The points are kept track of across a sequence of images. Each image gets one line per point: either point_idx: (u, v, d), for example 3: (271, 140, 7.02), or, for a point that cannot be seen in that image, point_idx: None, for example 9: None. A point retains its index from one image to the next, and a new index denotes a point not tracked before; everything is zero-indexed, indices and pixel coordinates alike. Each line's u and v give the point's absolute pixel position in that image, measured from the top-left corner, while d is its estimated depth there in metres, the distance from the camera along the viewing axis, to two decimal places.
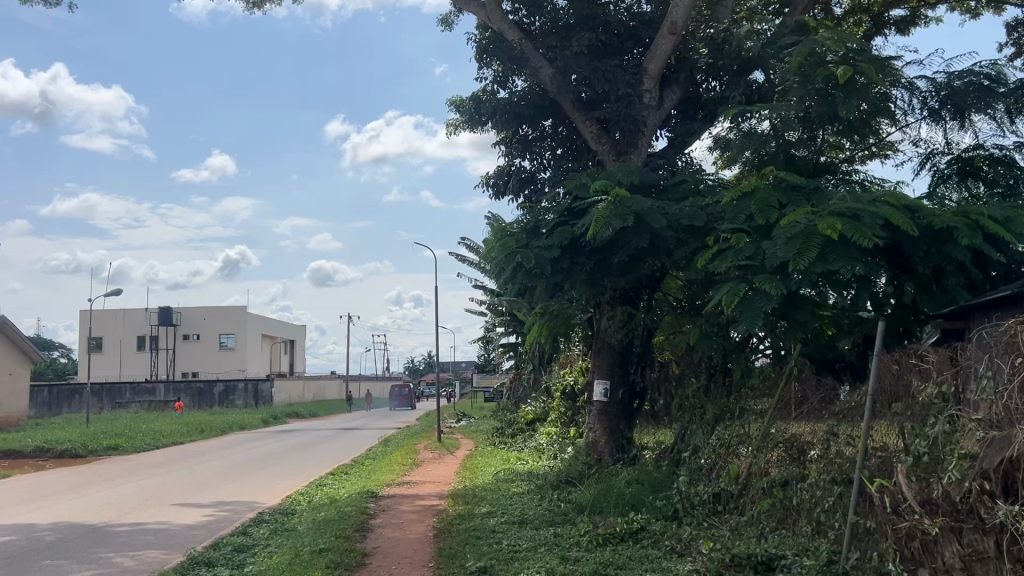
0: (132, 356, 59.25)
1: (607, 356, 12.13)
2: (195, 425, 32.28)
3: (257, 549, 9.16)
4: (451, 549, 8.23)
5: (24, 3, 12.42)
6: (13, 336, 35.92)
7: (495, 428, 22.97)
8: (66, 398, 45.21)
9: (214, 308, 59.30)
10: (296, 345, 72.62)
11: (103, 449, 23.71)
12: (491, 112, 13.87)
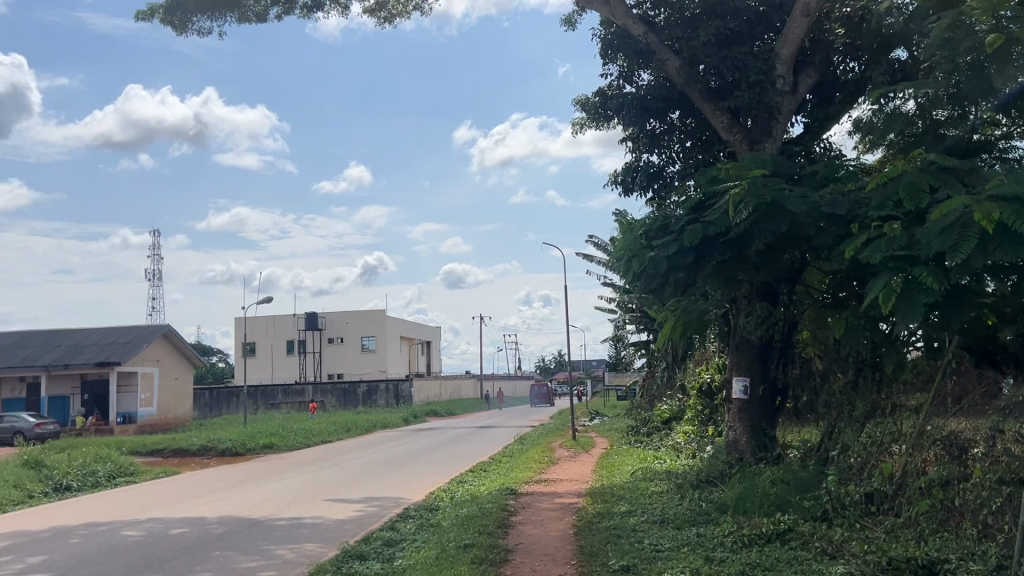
0: (282, 359, 62.59)
1: (746, 351, 11.81)
2: (342, 424, 33.70)
3: (404, 543, 9.51)
4: (592, 548, 8.25)
5: (179, 34, 13.34)
6: (177, 342, 38.74)
7: (630, 426, 22.77)
8: (225, 399, 48.28)
9: (355, 312, 61.80)
10: (432, 346, 74.58)
11: (260, 447, 25.23)
12: (617, 108, 13.83)
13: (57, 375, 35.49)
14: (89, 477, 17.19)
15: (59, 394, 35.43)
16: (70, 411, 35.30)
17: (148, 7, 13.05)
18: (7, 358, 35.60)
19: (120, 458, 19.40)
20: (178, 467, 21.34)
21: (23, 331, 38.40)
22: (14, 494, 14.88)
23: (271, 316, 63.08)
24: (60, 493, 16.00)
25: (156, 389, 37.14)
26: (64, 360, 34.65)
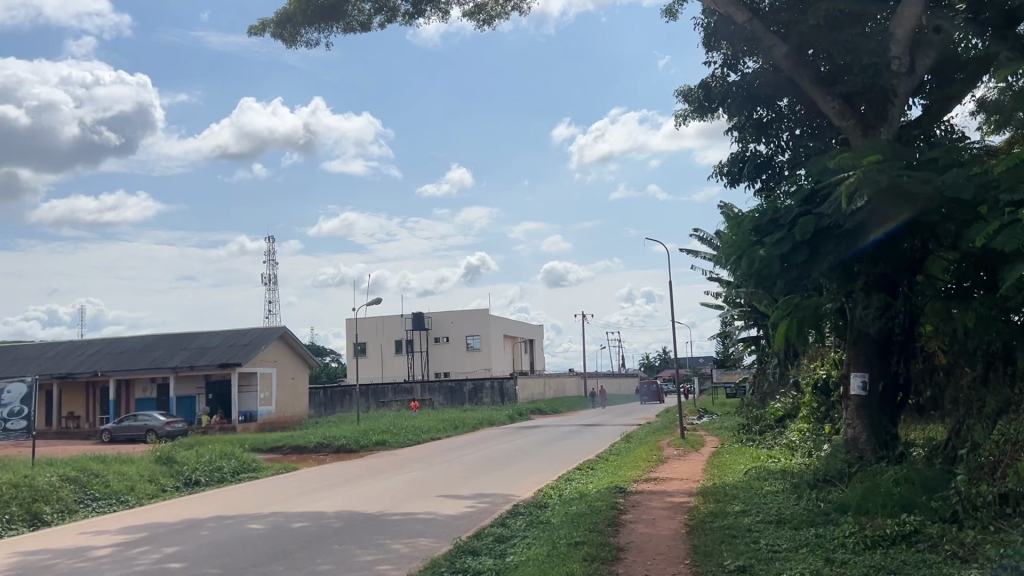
0: (391, 359, 64.19)
1: (865, 345, 11.31)
2: (450, 421, 34.29)
3: (516, 540, 9.60)
4: (706, 548, 8.11)
5: (289, 47, 13.84)
6: (293, 344, 40.33)
7: (741, 424, 22.24)
8: (338, 398, 49.92)
9: (460, 311, 62.76)
10: (536, 345, 74.93)
11: (372, 444, 25.97)
12: (722, 98, 13.54)
13: (184, 376, 37.51)
14: (215, 473, 18.09)
15: (187, 393, 37.45)
16: (197, 410, 37.25)
17: (260, 23, 13.59)
18: (139, 360, 37.89)
19: (243, 454, 20.36)
20: (296, 464, 22.19)
21: (154, 334, 40.81)
22: (150, 488, 15.84)
23: (379, 317, 64.81)
24: (190, 488, 16.93)
25: (275, 388, 38.75)
26: (190, 361, 36.60)
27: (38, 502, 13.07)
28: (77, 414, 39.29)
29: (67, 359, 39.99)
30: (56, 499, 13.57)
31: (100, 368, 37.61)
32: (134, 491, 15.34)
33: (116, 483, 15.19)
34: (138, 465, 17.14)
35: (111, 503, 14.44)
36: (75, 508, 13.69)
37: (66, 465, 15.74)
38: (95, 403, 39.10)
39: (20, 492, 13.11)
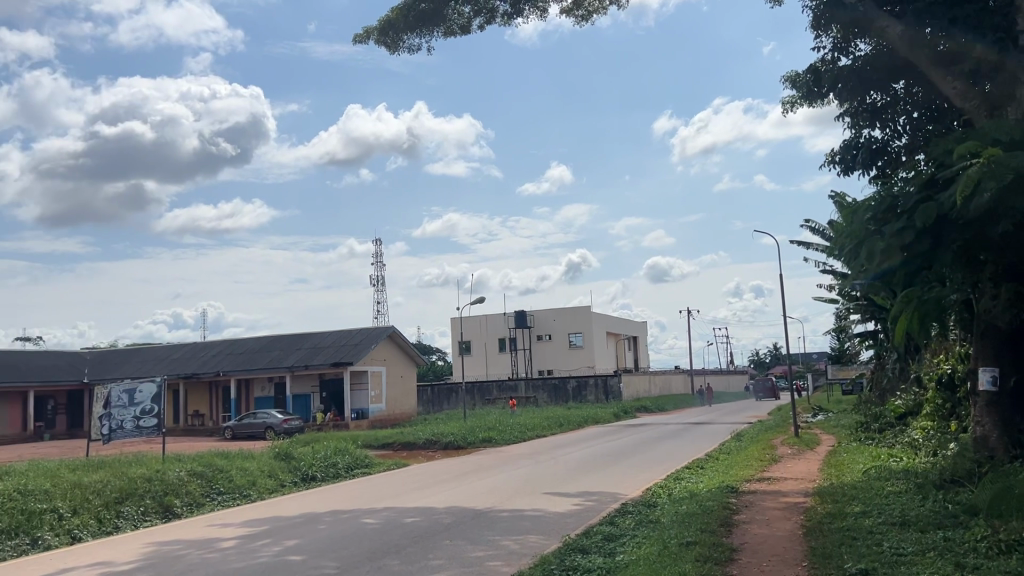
0: (496, 357, 64.79)
1: (993, 338, 10.66)
2: (555, 419, 34.33)
3: (625, 539, 9.51)
4: (825, 549, 7.84)
5: (392, 53, 14.15)
6: (401, 342, 41.32)
7: (859, 423, 21.31)
8: (445, 396, 50.78)
9: (563, 309, 62.72)
10: (640, 341, 74.19)
11: (479, 441, 26.31)
12: (832, 83, 13.07)
13: (299, 375, 38.98)
14: (331, 469, 18.72)
15: (302, 392, 38.91)
16: (312, 407, 38.64)
17: (364, 31, 13.95)
18: (257, 360, 39.62)
19: (355, 450, 20.97)
20: (407, 460, 22.71)
21: (270, 335, 42.60)
22: (270, 483, 16.53)
23: (483, 316, 65.53)
24: (308, 483, 17.57)
25: (384, 386, 39.79)
26: (304, 360, 38.01)
27: (168, 495, 13.86)
28: (202, 411, 41.42)
29: (192, 360, 42.23)
30: (186, 492, 14.34)
31: (222, 368, 39.54)
32: (256, 485, 16.06)
33: (239, 478, 15.92)
34: (259, 460, 17.92)
35: (235, 497, 15.15)
36: (203, 501, 14.44)
37: (194, 460, 16.61)
38: (217, 402, 41.13)
39: (153, 485, 13.93)
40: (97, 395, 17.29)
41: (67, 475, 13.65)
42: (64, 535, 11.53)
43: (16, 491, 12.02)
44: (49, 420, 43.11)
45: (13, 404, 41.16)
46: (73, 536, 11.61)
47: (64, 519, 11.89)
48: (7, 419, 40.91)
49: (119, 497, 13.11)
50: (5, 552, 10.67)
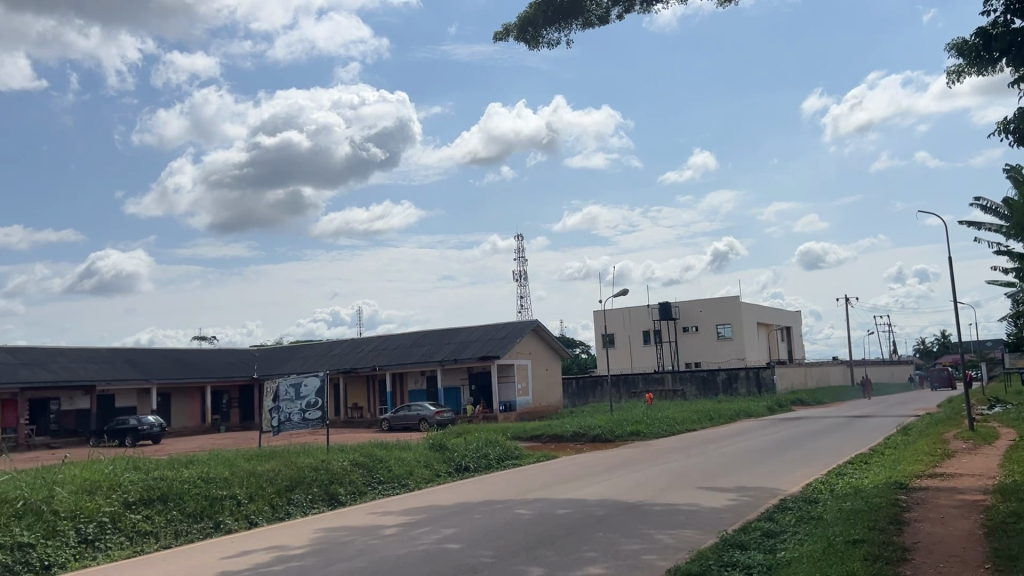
0: (641, 349, 64.14)
1: None
2: (705, 412, 33.66)
3: (786, 536, 9.19)
4: (1010, 552, 7.26)
5: (532, 49, 14.22)
6: (546, 336, 41.67)
7: None
8: (591, 389, 50.77)
9: (709, 299, 61.24)
10: (793, 332, 71.37)
11: (627, 434, 26.15)
12: (1006, 49, 12.01)
13: (449, 368, 40.08)
14: (483, 459, 19.16)
15: (452, 385, 40.02)
16: (462, 400, 39.67)
17: (504, 29, 14.10)
18: (410, 355, 41.06)
19: (506, 441, 21.38)
20: (556, 452, 22.95)
21: (422, 330, 44.04)
22: (427, 473, 17.12)
23: (627, 308, 65.02)
24: (461, 473, 18.06)
25: (531, 379, 40.28)
26: (454, 354, 39.02)
27: (334, 484, 14.63)
28: (360, 405, 43.43)
29: (350, 356, 44.31)
30: (349, 481, 15.08)
31: (377, 363, 41.26)
32: (413, 475, 16.67)
33: (397, 468, 16.57)
34: (415, 451, 18.60)
35: (394, 486, 15.79)
36: (364, 489, 15.12)
37: (355, 450, 17.43)
38: (373, 395, 42.95)
39: (319, 474, 14.72)
40: (268, 389, 18.48)
41: (244, 464, 14.67)
42: (242, 520, 12.41)
43: (200, 478, 13.02)
44: (224, 413, 46.47)
45: (193, 397, 44.67)
46: (250, 521, 12.48)
47: (241, 505, 12.79)
48: (188, 412, 44.44)
49: (290, 485, 13.95)
50: (192, 535, 11.61)
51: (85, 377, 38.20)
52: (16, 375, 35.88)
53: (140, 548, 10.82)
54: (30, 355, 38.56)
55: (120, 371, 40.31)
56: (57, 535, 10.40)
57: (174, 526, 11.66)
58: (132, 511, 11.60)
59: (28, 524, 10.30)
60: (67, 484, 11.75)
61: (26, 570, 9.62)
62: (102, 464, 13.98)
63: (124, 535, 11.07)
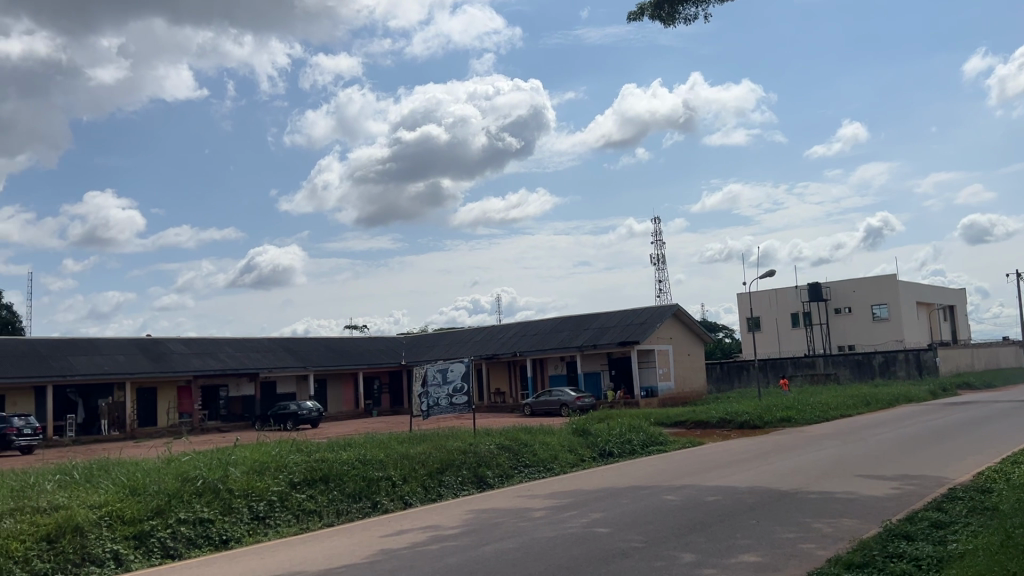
0: (789, 333, 61.78)
1: None
2: (860, 397, 32.05)
3: (958, 527, 8.64)
4: None
5: (667, 25, 13.90)
6: (687, 320, 40.90)
7: None
8: (736, 373, 49.44)
9: (863, 279, 58.20)
10: (958, 311, 66.78)
11: (777, 420, 25.30)
12: None
13: (590, 353, 40.07)
14: (626, 445, 19.06)
15: (592, 370, 40.03)
16: (603, 385, 39.58)
17: (638, 8, 13.86)
18: (550, 341, 41.35)
19: (650, 427, 21.17)
20: (702, 438, 22.50)
21: (561, 316, 44.21)
22: (571, 458, 17.24)
23: (772, 290, 62.79)
24: (605, 458, 18.05)
25: (673, 364, 39.71)
26: (593, 340, 38.97)
27: (481, 467, 14.97)
28: (503, 390, 44.19)
29: (492, 342, 45.14)
30: (496, 464, 15.40)
31: (518, 349, 41.84)
32: (558, 459, 16.81)
33: (542, 452, 16.76)
34: (559, 435, 18.73)
35: (540, 470, 15.99)
36: (511, 473, 15.40)
37: (501, 434, 17.76)
38: (515, 380, 43.62)
39: (468, 457, 15.13)
40: (416, 374, 19.12)
41: (397, 447, 15.26)
42: (397, 501, 12.94)
43: (358, 460, 13.67)
44: (376, 398, 48.52)
45: (346, 384, 46.87)
46: (405, 502, 13.00)
47: (396, 486, 13.31)
48: (343, 398, 46.71)
49: (440, 467, 14.41)
50: (352, 514, 12.21)
51: (249, 365, 40.84)
52: (190, 363, 38.82)
53: (306, 525, 11.50)
54: (201, 345, 41.60)
55: (280, 359, 42.80)
56: (232, 512, 11.20)
57: (336, 505, 12.30)
58: (297, 490, 12.33)
59: (207, 500, 11.16)
60: (241, 465, 12.65)
61: (207, 544, 10.42)
62: (269, 447, 14.94)
63: (292, 513, 11.78)
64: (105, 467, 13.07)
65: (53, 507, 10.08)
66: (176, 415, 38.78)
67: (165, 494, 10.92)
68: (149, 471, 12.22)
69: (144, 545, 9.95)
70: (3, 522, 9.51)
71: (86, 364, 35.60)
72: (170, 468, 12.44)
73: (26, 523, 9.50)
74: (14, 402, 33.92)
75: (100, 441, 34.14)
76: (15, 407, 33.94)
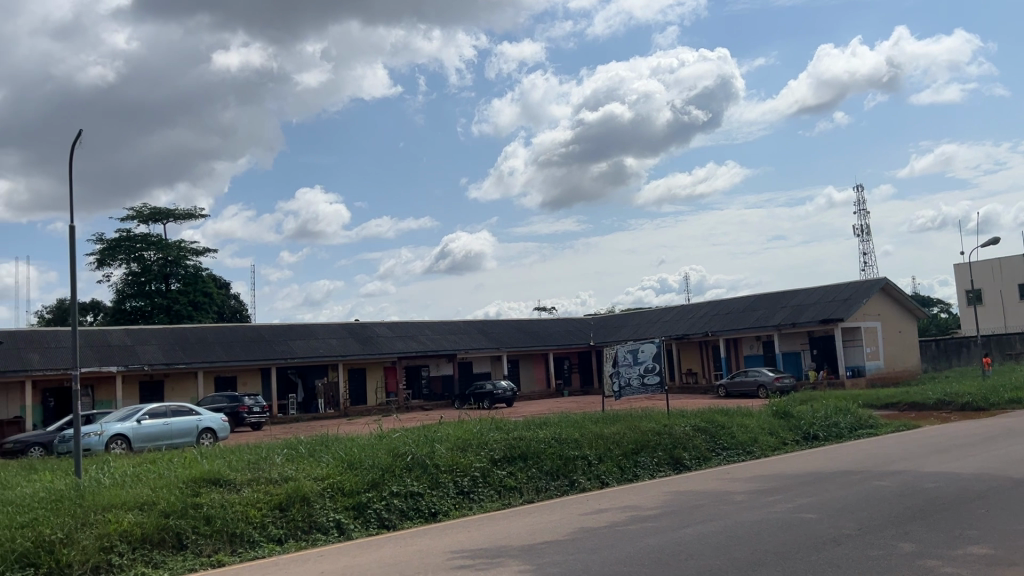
0: (1017, 306, 55.93)
1: None
2: None
3: None
4: None
5: None
6: (896, 294, 38.18)
7: None
8: (954, 351, 45.55)
9: None
10: None
11: (1005, 402, 23.05)
12: None
13: (788, 333, 38.40)
14: (833, 428, 18.11)
15: (791, 349, 38.39)
16: (803, 365, 37.81)
17: None
18: (744, 319, 40.01)
19: (858, 409, 19.95)
20: (918, 421, 20.89)
21: (756, 294, 42.52)
22: (772, 441, 16.61)
23: (997, 260, 57.03)
24: (810, 442, 17.26)
25: (881, 342, 37.26)
26: (792, 318, 37.24)
27: (678, 448, 14.80)
28: (696, 369, 43.36)
29: (683, 321, 44.35)
30: (693, 446, 15.14)
31: (710, 328, 40.85)
32: (759, 442, 16.28)
33: (741, 435, 16.29)
34: (759, 418, 18.12)
35: (739, 453, 15.56)
36: (709, 455, 15.10)
37: (698, 416, 17.46)
38: (709, 360, 42.66)
39: (663, 438, 15.00)
40: (607, 355, 19.17)
41: (592, 427, 15.36)
42: (594, 480, 13.11)
43: (555, 439, 13.91)
44: (567, 377, 49.19)
45: (538, 363, 47.87)
46: (602, 481, 13.14)
47: (592, 465, 13.48)
48: (536, 377, 47.76)
49: (636, 448, 14.40)
50: (551, 491, 12.51)
51: (447, 347, 42.70)
52: (394, 346, 41.13)
53: (507, 501, 11.90)
54: (403, 329, 43.92)
55: (475, 341, 44.39)
56: (440, 486, 11.79)
57: (536, 483, 12.63)
58: (498, 467, 12.75)
59: (416, 475, 11.81)
60: (446, 442, 13.27)
61: (418, 516, 11.06)
62: (470, 424, 15.55)
63: (494, 489, 12.24)
64: (327, 442, 14.16)
65: (284, 478, 11.07)
66: (383, 394, 41.29)
67: (379, 468, 11.68)
68: (365, 446, 13.12)
69: (363, 515, 10.71)
70: (242, 491, 10.55)
71: (303, 348, 38.65)
72: (382, 444, 13.24)
73: (262, 492, 10.49)
74: (244, 382, 37.48)
75: (317, 417, 36.98)
76: (246, 386, 37.53)
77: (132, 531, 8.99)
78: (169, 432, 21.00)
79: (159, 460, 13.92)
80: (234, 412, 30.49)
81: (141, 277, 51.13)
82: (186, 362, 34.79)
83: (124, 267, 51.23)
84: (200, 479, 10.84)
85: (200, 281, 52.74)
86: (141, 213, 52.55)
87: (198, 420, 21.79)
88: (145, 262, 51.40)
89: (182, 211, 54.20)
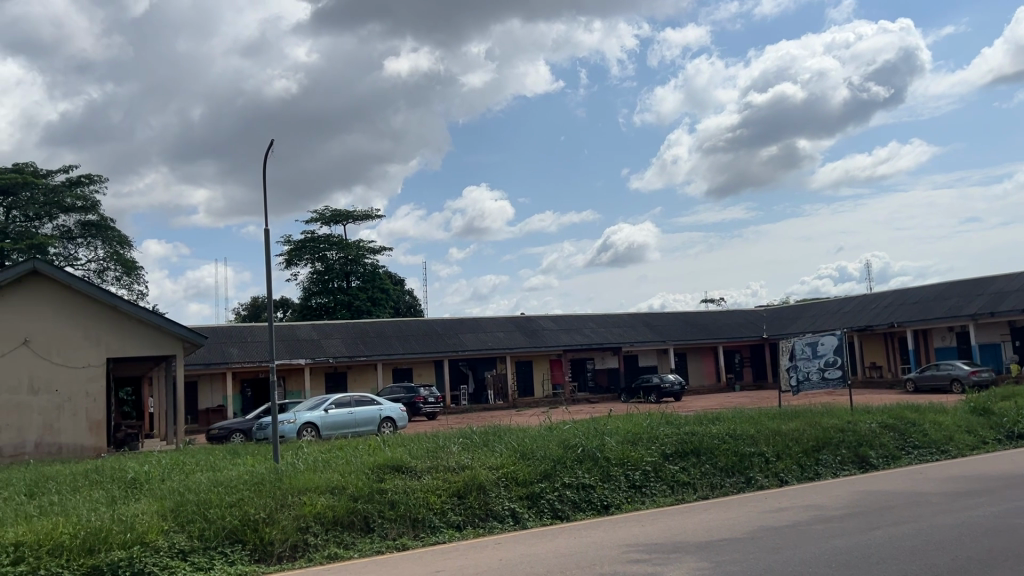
0: None
1: None
2: None
3: None
4: None
5: None
6: None
7: None
8: None
9: None
10: None
11: None
12: None
13: (986, 323, 35.34)
14: None
15: (990, 341, 35.28)
16: (1005, 358, 34.65)
17: None
18: (935, 309, 37.22)
19: None
20: None
21: (948, 281, 39.41)
22: (970, 440, 15.35)
23: None
24: (1014, 442, 15.79)
25: None
26: (990, 307, 34.26)
27: (863, 446, 14.01)
28: (880, 363, 40.91)
29: (864, 312, 41.92)
30: (879, 444, 14.27)
31: (895, 319, 38.31)
32: (955, 441, 15.09)
33: (934, 433, 15.18)
34: (955, 415, 16.79)
35: (932, 452, 14.50)
36: (898, 454, 14.18)
37: (885, 412, 16.44)
38: (894, 353, 40.11)
39: (846, 435, 14.25)
40: (782, 348, 18.41)
41: (769, 423, 14.83)
42: (772, 477, 12.66)
43: (728, 434, 13.57)
44: (738, 371, 47.79)
45: (707, 356, 46.86)
46: (780, 479, 12.65)
47: (770, 463, 13.01)
48: (704, 370, 46.80)
49: (816, 445, 13.77)
50: (726, 487, 12.18)
51: (613, 340, 42.57)
52: (560, 339, 41.47)
53: (681, 497, 11.73)
54: (570, 322, 44.21)
55: (642, 334, 44.00)
56: (611, 479, 11.79)
57: (709, 479, 12.35)
58: (670, 462, 12.58)
59: (587, 467, 11.87)
60: (616, 435, 13.26)
61: (590, 508, 11.11)
62: (640, 418, 15.41)
63: (666, 484, 12.08)
64: (499, 433, 14.51)
65: (461, 466, 11.48)
66: (551, 386, 41.76)
67: (551, 459, 11.85)
68: (537, 438, 13.33)
69: (536, 505, 10.90)
70: (422, 478, 11.02)
71: (473, 341, 39.77)
72: (554, 436, 13.42)
73: (440, 479, 10.92)
74: (420, 373, 39.10)
75: (488, 408, 37.97)
76: (420, 378, 39.11)
77: (326, 514, 9.63)
78: (354, 421, 22.26)
79: (345, 446, 14.82)
80: (411, 402, 31.88)
81: (324, 275, 54.50)
82: (366, 355, 36.73)
83: (310, 266, 54.78)
84: (383, 466, 11.42)
85: (378, 278, 55.46)
86: (324, 215, 56.00)
87: (379, 410, 22.96)
88: (328, 261, 54.74)
89: (360, 212, 57.24)
